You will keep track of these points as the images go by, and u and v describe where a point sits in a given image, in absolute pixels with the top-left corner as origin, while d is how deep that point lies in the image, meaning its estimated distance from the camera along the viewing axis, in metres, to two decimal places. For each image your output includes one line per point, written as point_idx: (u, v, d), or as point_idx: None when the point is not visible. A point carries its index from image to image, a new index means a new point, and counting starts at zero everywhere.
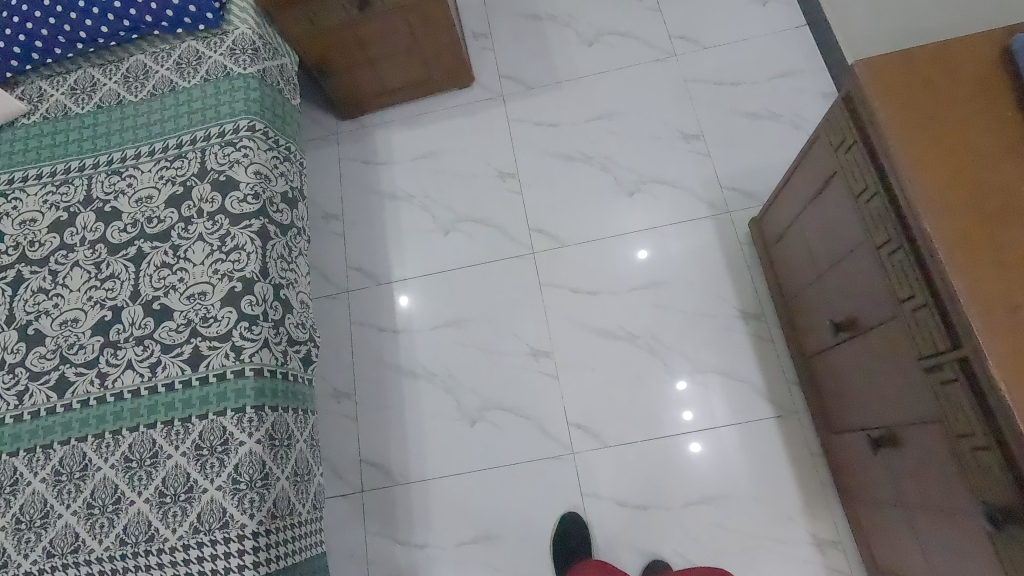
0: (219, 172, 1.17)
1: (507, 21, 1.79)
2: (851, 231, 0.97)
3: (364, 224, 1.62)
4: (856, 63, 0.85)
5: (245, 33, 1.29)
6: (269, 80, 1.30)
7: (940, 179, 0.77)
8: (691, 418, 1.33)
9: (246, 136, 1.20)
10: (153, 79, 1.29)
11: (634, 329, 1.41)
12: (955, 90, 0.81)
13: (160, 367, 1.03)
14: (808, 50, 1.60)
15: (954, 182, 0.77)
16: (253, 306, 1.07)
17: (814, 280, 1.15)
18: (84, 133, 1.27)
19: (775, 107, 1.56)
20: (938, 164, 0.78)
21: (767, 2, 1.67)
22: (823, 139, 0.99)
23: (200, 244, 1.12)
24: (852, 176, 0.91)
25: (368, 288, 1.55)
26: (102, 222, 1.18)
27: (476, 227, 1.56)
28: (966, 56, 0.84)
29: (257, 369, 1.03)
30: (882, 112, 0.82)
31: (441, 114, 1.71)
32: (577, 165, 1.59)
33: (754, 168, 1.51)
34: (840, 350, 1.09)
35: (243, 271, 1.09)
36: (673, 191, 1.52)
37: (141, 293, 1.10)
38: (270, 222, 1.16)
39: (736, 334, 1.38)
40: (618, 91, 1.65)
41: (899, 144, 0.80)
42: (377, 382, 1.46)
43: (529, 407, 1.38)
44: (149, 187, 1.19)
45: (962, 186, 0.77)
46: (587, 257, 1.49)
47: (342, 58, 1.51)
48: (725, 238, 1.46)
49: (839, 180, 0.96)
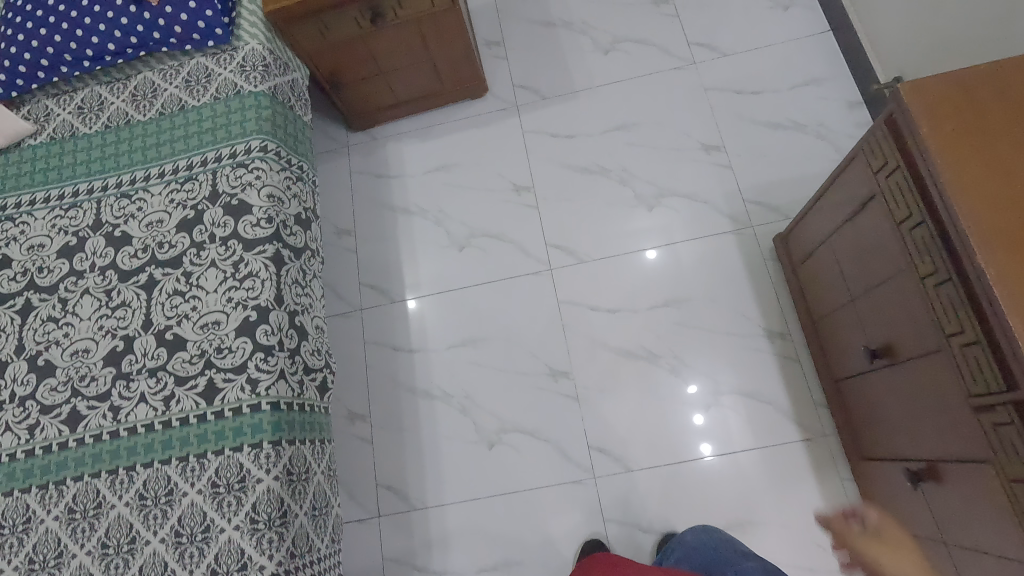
0: (231, 195, 1.14)
1: (520, 29, 1.74)
2: (890, 257, 0.92)
3: (376, 240, 1.59)
4: (901, 86, 0.80)
5: (255, 49, 1.26)
6: (280, 97, 1.27)
7: (988, 204, 0.73)
8: (716, 441, 1.30)
9: (258, 156, 1.17)
10: (162, 98, 1.26)
11: (655, 348, 1.38)
12: (1006, 109, 0.77)
13: (174, 400, 1.00)
14: (832, 56, 1.55)
15: (1009, 214, 0.73)
16: (268, 336, 1.04)
17: (846, 302, 1.11)
18: (92, 153, 1.24)
19: (798, 117, 1.51)
20: (991, 195, 0.74)
21: (788, 7, 1.62)
22: (860, 160, 0.95)
23: (213, 271, 1.09)
24: (895, 202, 0.87)
25: (381, 307, 1.51)
26: (112, 247, 1.15)
27: (491, 242, 1.53)
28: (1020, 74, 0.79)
29: (274, 402, 1.00)
30: (928, 135, 0.77)
31: (454, 126, 1.67)
32: (595, 177, 1.54)
33: (778, 180, 1.46)
34: (876, 377, 1.05)
35: (258, 299, 1.05)
36: (694, 204, 1.47)
37: (153, 322, 1.07)
38: (284, 246, 1.13)
39: (761, 353, 1.34)
40: (635, 100, 1.60)
41: (949, 174, 0.75)
42: (392, 403, 1.43)
43: (548, 430, 1.35)
44: (160, 211, 1.16)
45: (1017, 218, 0.72)
46: (606, 273, 1.45)
47: (353, 70, 1.47)
48: (748, 253, 1.42)
49: (879, 204, 0.92)
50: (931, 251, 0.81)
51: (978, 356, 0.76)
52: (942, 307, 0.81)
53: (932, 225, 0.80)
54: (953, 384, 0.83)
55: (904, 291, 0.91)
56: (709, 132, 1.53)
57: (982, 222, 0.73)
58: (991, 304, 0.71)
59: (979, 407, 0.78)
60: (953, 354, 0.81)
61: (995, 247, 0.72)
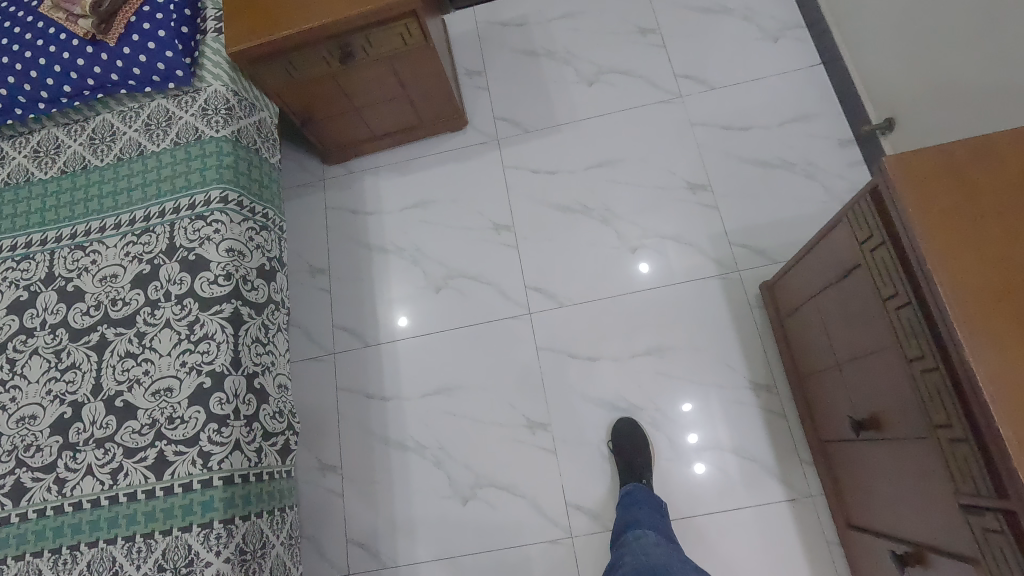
0: (189, 250, 1.09)
1: (503, 58, 1.69)
2: (875, 330, 0.87)
3: (350, 279, 1.53)
4: (886, 158, 0.74)
5: (218, 91, 1.21)
6: (244, 142, 1.21)
7: (981, 299, 0.68)
8: (697, 499, 1.24)
9: (218, 208, 1.12)
10: (120, 142, 1.20)
11: (636, 399, 1.32)
12: (1001, 191, 0.71)
13: (122, 474, 0.95)
14: (823, 91, 1.49)
15: (1002, 306, 0.67)
16: (222, 405, 0.98)
17: (831, 365, 1.06)
18: (46, 201, 1.19)
19: (788, 155, 1.45)
20: (982, 284, 0.68)
21: (779, 38, 1.57)
22: (845, 225, 0.90)
23: (167, 332, 1.03)
24: (881, 278, 0.81)
25: (354, 350, 1.46)
26: (64, 303, 1.10)
27: (469, 284, 1.48)
28: (1015, 148, 0.73)
29: (227, 477, 0.95)
30: (916, 217, 0.72)
31: (432, 159, 1.61)
32: (576, 216, 1.49)
33: (766, 223, 1.41)
34: (861, 447, 1.00)
35: (213, 364, 1.00)
36: (678, 247, 1.42)
37: (103, 388, 1.01)
38: (243, 305, 1.08)
39: (746, 407, 1.28)
40: (620, 134, 1.55)
41: (937, 259, 0.70)
42: (364, 454, 1.38)
43: (524, 484, 1.30)
44: (114, 265, 1.11)
45: (1011, 311, 0.67)
46: (586, 319, 1.40)
47: (326, 107, 1.41)
48: (734, 299, 1.36)
49: (864, 275, 0.86)
50: (918, 335, 0.76)
51: (967, 454, 0.71)
52: (929, 395, 0.76)
53: (919, 308, 0.74)
54: (940, 476, 0.78)
55: (889, 368, 0.86)
56: (695, 170, 1.48)
57: (972, 315, 0.67)
58: (982, 406, 0.65)
59: (968, 506, 0.73)
60: (940, 446, 0.76)
61: (986, 344, 0.66)
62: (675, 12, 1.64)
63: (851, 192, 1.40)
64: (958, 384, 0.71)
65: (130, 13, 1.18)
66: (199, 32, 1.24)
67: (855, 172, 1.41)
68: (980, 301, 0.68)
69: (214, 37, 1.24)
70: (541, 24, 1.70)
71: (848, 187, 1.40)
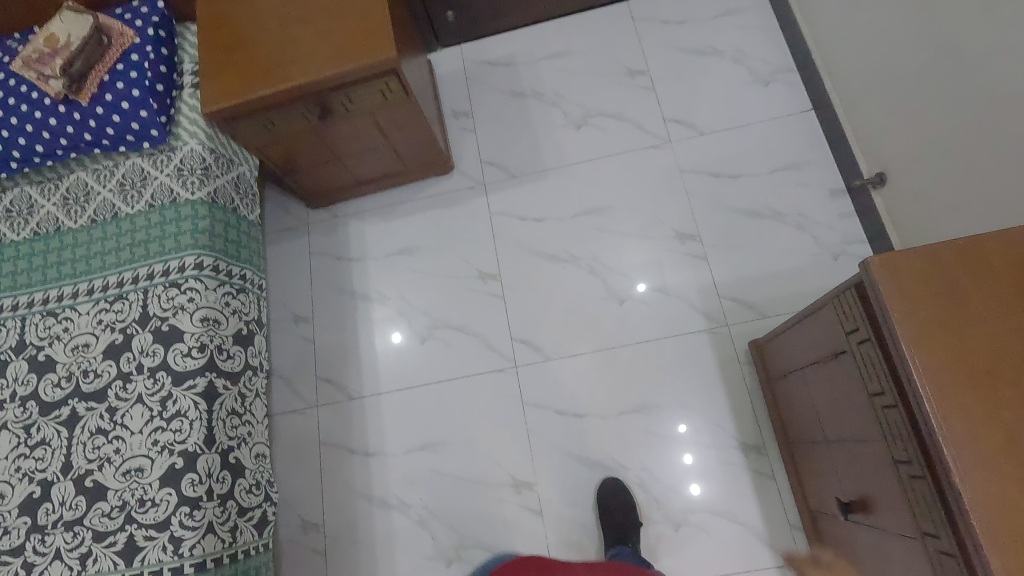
0: (162, 320, 1.06)
1: (490, 100, 1.66)
2: (861, 420, 0.85)
3: (335, 329, 1.51)
4: (869, 259, 0.72)
5: (194, 150, 1.18)
6: (221, 202, 1.19)
7: (968, 414, 0.65)
8: (684, 562, 1.22)
9: (193, 275, 1.09)
10: (94, 203, 1.18)
11: (624, 459, 1.30)
12: (985, 297, 0.69)
13: (90, 560, 0.93)
14: (814, 139, 1.47)
15: (990, 422, 0.64)
16: (194, 486, 0.96)
17: (818, 439, 1.03)
18: (19, 264, 1.16)
19: (778, 205, 1.43)
20: (969, 398, 0.65)
21: (769, 82, 1.55)
22: (830, 309, 0.87)
23: (139, 408, 1.01)
24: (868, 373, 0.79)
25: (338, 404, 1.44)
26: (35, 374, 1.07)
27: (455, 335, 1.45)
28: (1000, 250, 0.70)
29: (199, 563, 0.93)
30: (900, 323, 0.69)
31: (418, 204, 1.59)
32: (563, 266, 1.47)
33: (755, 275, 1.38)
34: (848, 528, 0.97)
35: (185, 443, 0.98)
36: (666, 299, 1.40)
37: (73, 466, 0.99)
38: (217, 376, 1.05)
39: (734, 468, 1.26)
40: (608, 180, 1.52)
41: (922, 370, 0.67)
42: (347, 512, 1.35)
43: (510, 547, 1.28)
44: (86, 334, 1.08)
45: (999, 428, 0.64)
46: (573, 374, 1.37)
47: (308, 157, 1.38)
48: (723, 355, 1.34)
49: (851, 364, 0.84)
50: (903, 438, 0.73)
51: (954, 567, 0.68)
52: (916, 500, 0.73)
53: (905, 413, 0.72)
54: None
55: (875, 460, 0.83)
56: (684, 220, 1.46)
57: (958, 432, 0.64)
58: (968, 529, 0.62)
59: None
60: (928, 551, 0.73)
61: (973, 464, 0.63)
62: (664, 54, 1.62)
63: (842, 244, 1.38)
64: (944, 496, 0.68)
65: (103, 71, 1.16)
66: (176, 88, 1.22)
67: (846, 223, 1.39)
68: (967, 416, 0.65)
69: (190, 93, 1.22)
70: (529, 64, 1.68)
71: (839, 239, 1.38)
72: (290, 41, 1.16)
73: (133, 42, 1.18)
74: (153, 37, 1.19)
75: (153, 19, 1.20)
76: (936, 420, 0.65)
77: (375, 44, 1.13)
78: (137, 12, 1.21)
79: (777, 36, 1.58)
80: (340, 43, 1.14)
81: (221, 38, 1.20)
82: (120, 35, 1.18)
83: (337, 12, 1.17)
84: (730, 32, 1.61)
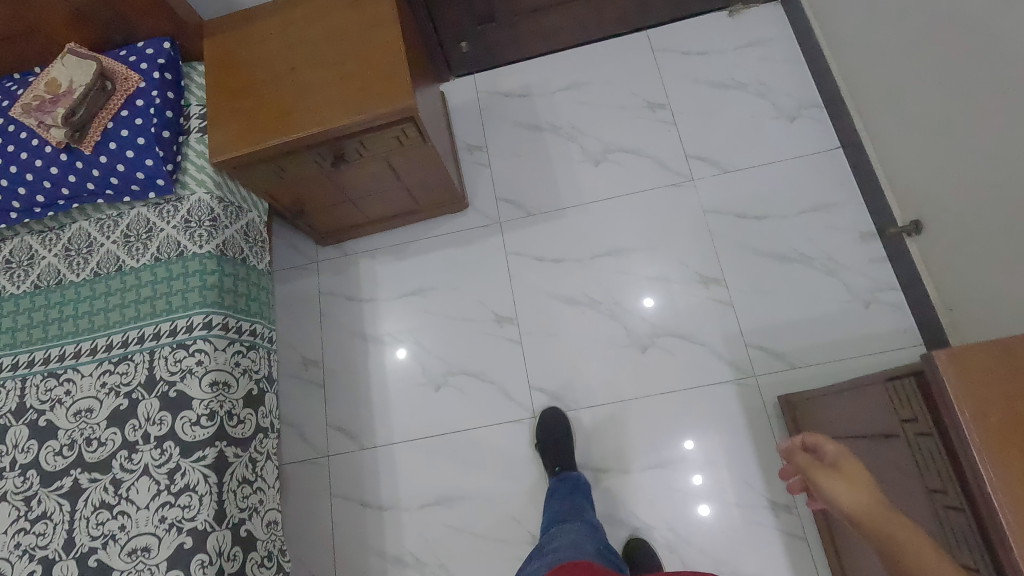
0: (169, 384, 1.01)
1: (505, 133, 1.61)
2: (914, 510, 0.79)
3: (345, 374, 1.46)
4: (936, 352, 0.67)
5: (202, 200, 1.13)
6: (230, 254, 1.14)
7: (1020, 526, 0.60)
8: None
9: (201, 335, 1.04)
10: (97, 255, 1.12)
11: (649, 516, 1.25)
12: None
13: None
14: (843, 179, 1.42)
15: None
16: (204, 568, 0.91)
17: None
18: (18, 320, 1.11)
19: (805, 248, 1.38)
20: None
21: (795, 117, 1.49)
22: (886, 389, 0.82)
23: (146, 481, 0.96)
24: (927, 466, 0.74)
25: (350, 454, 1.39)
26: (36, 440, 1.02)
27: (470, 382, 1.40)
28: None
29: None
30: (970, 424, 0.64)
31: (431, 243, 1.54)
32: (583, 310, 1.42)
33: (782, 323, 1.34)
34: None
35: (194, 520, 0.93)
36: (690, 347, 1.35)
37: (76, 543, 0.94)
38: (228, 445, 1.00)
39: (764, 528, 1.21)
40: (628, 219, 1.47)
41: (995, 478, 0.61)
42: (360, 570, 1.30)
43: None
44: (89, 397, 1.03)
45: None
46: (594, 425, 1.32)
47: (318, 200, 1.33)
48: (750, 408, 1.29)
49: (906, 451, 0.79)
50: (970, 545, 0.67)
51: None
52: None
53: (972, 518, 0.66)
54: None
55: None
56: (709, 263, 1.41)
57: None
58: None
59: None
60: None
61: None
62: (685, 86, 1.57)
63: (873, 291, 1.33)
64: None
65: (107, 118, 1.10)
66: (182, 133, 1.17)
67: (877, 268, 1.34)
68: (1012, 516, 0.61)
69: (197, 138, 1.17)
70: (545, 96, 1.63)
71: (870, 285, 1.33)
72: (303, 85, 1.12)
73: (139, 87, 1.13)
74: (159, 81, 1.14)
75: (159, 61, 1.15)
76: (1011, 536, 0.59)
77: (391, 90, 1.09)
78: (142, 53, 1.16)
79: (802, 69, 1.53)
80: (354, 89, 1.10)
81: (231, 81, 1.15)
82: (126, 80, 1.13)
83: (351, 54, 1.12)
84: (754, 64, 1.56)
